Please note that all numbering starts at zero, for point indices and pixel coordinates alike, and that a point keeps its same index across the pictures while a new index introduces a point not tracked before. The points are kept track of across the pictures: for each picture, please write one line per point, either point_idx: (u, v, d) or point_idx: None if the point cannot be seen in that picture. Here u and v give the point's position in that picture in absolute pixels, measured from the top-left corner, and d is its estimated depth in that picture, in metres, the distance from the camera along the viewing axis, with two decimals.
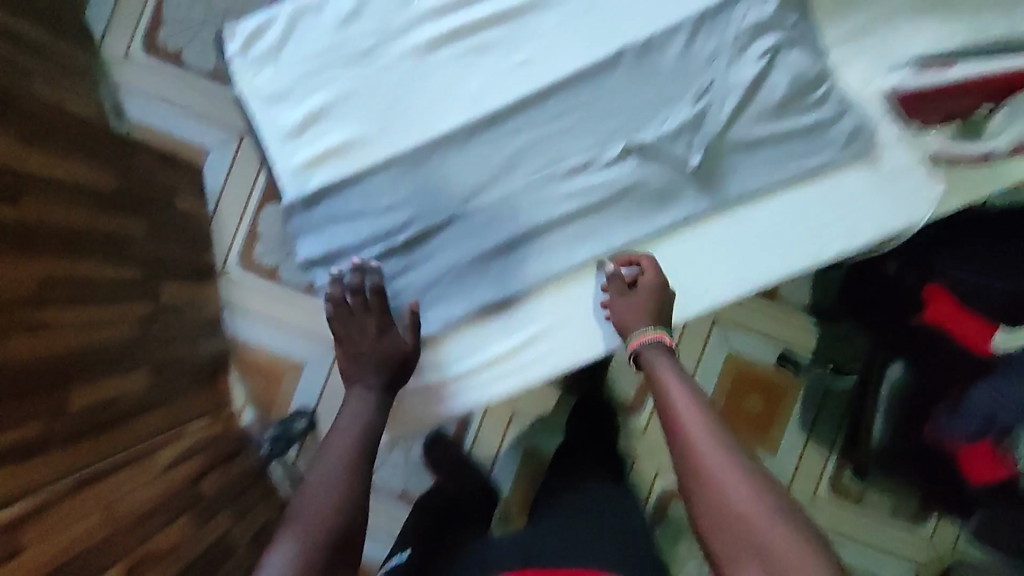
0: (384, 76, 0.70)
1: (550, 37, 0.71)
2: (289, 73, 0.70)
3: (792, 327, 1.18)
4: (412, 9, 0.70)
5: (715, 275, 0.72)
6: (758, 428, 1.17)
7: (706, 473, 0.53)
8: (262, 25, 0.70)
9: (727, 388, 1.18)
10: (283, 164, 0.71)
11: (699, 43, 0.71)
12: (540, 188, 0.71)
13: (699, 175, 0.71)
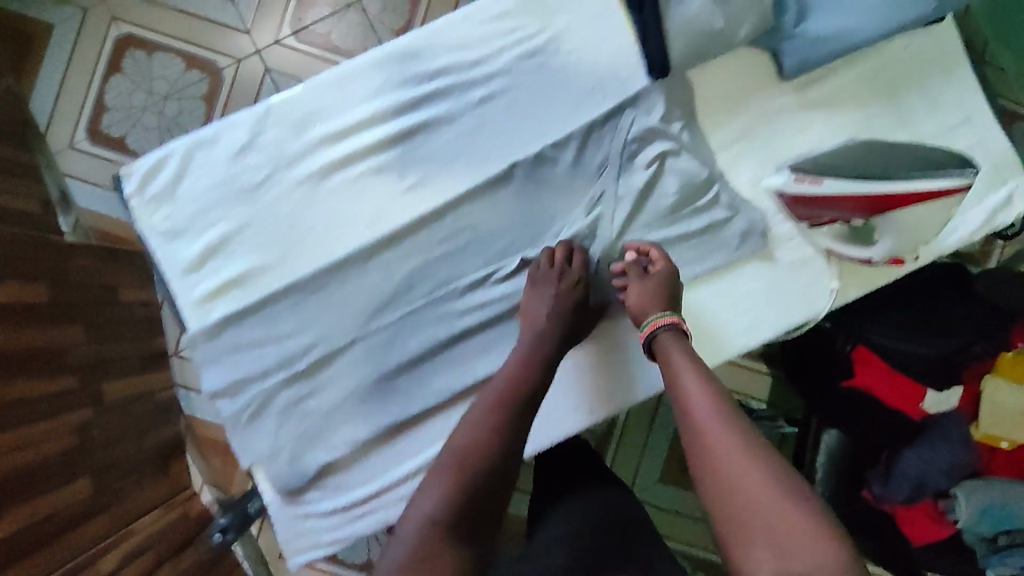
0: (281, 206, 0.72)
1: (444, 156, 0.72)
2: (187, 209, 0.71)
3: (751, 374, 1.17)
4: (305, 137, 0.71)
5: (620, 381, 0.72)
6: None
7: (716, 461, 0.48)
8: (156, 162, 0.71)
9: None
10: (185, 297, 0.72)
11: (589, 153, 0.72)
12: (441, 304, 0.73)
13: (597, 283, 0.72)
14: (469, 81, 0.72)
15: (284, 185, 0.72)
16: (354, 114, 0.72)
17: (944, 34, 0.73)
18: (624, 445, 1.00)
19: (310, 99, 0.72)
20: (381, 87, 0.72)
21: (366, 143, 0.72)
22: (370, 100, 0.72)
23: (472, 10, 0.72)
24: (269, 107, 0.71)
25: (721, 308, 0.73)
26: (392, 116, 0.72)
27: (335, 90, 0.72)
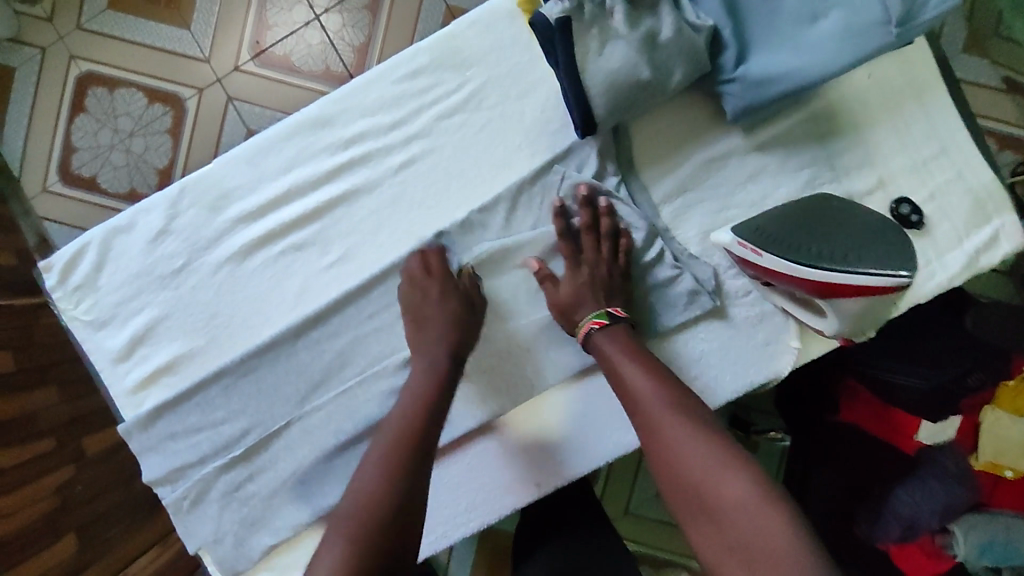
0: (203, 290, 0.69)
1: (367, 227, 0.68)
2: (111, 298, 0.69)
3: None
4: (221, 217, 0.68)
5: (583, 442, 0.68)
6: None
7: (665, 440, 0.52)
8: (75, 252, 0.69)
9: None
10: (116, 389, 0.70)
11: (520, 216, 0.67)
12: (374, 383, 0.68)
13: (535, 352, 0.67)
14: (388, 147, 0.67)
15: (204, 269, 0.68)
16: (269, 190, 0.68)
17: (909, 61, 0.65)
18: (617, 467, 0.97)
19: (223, 176, 0.68)
20: (296, 160, 0.68)
21: (283, 220, 0.68)
22: (287, 174, 0.68)
23: (386, 70, 0.68)
24: (183, 187, 0.68)
25: (673, 372, 0.67)
26: (308, 189, 0.68)
27: (249, 166, 0.68)
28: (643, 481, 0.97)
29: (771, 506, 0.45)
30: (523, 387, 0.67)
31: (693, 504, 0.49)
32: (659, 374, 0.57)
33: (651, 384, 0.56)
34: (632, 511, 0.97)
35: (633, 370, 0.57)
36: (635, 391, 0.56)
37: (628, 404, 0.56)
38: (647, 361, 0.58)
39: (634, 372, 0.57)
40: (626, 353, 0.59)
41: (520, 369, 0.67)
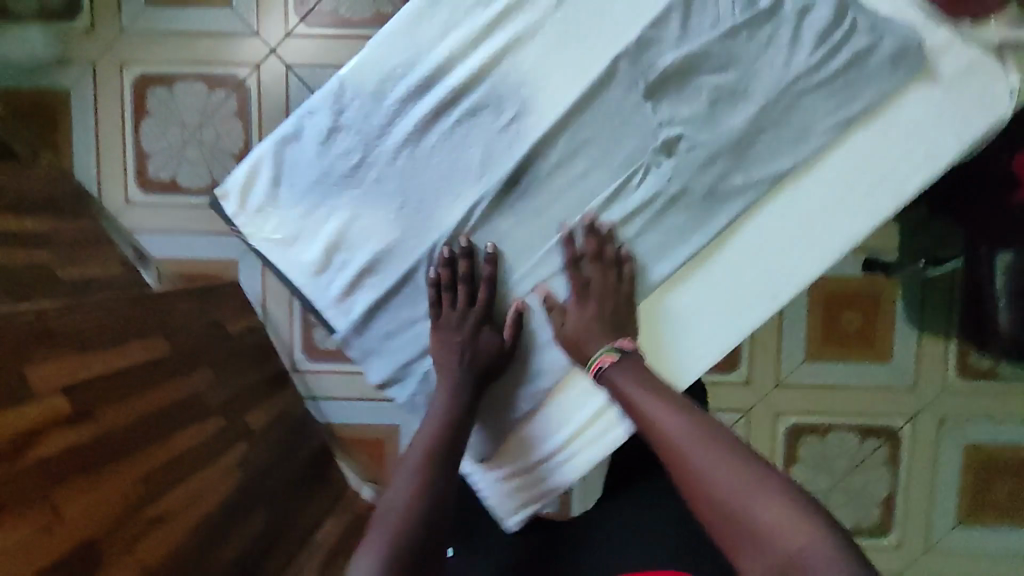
0: (386, 181, 0.67)
1: (537, 74, 0.65)
2: (295, 212, 0.68)
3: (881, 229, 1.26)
4: (388, 101, 0.66)
5: (832, 220, 0.65)
6: (864, 342, 1.29)
7: (697, 472, 0.58)
8: (251, 174, 0.68)
9: (823, 312, 1.29)
10: (322, 300, 0.70)
11: (695, 22, 0.64)
12: (577, 234, 0.67)
13: (738, 159, 0.64)
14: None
15: (383, 159, 0.66)
16: (431, 59, 0.65)
17: None
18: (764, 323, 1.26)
19: (379, 58, 0.66)
20: (450, 21, 0.65)
21: (451, 87, 0.65)
22: (444, 38, 0.65)
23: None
24: (342, 79, 0.66)
25: (799, 221, 0.65)
26: (467, 49, 0.65)
27: (405, 39, 0.65)
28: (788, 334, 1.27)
29: (806, 529, 0.52)
30: (729, 201, 0.65)
31: (726, 522, 0.55)
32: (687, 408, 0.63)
33: (668, 418, 0.62)
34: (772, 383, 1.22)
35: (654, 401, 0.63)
36: (654, 420, 0.62)
37: (650, 431, 0.63)
38: (665, 393, 0.64)
39: (654, 405, 0.63)
40: (638, 380, 0.65)
41: (730, 184, 0.65)
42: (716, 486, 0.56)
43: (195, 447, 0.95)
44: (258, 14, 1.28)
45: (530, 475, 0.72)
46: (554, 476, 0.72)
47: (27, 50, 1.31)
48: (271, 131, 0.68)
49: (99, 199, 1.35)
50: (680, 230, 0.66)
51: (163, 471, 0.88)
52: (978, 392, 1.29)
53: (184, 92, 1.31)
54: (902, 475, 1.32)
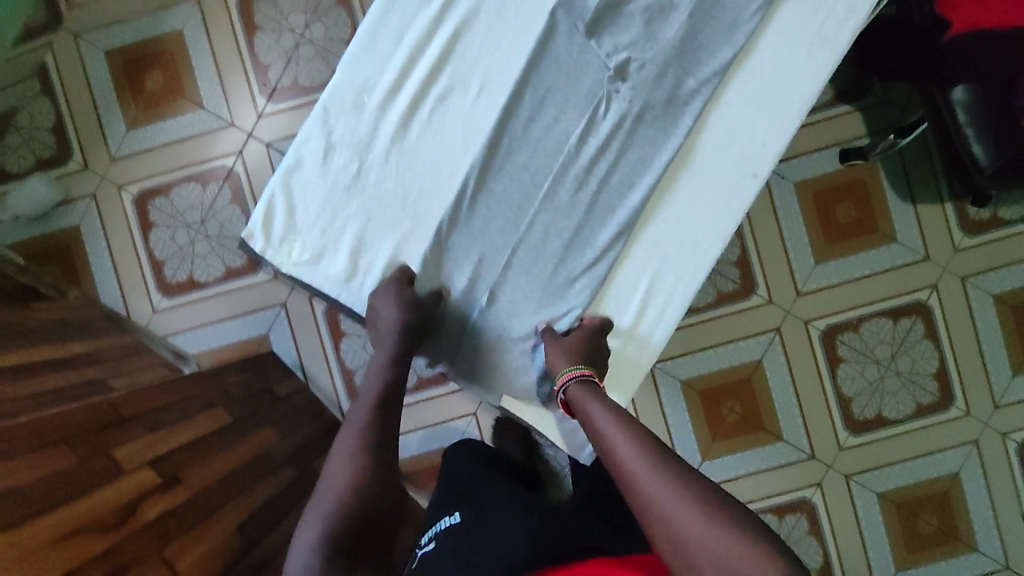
0: (386, 179, 0.77)
1: (492, 44, 0.78)
2: (315, 230, 0.78)
3: (840, 121, 1.33)
4: (368, 108, 0.77)
5: (760, 131, 0.76)
6: (867, 230, 1.34)
7: (639, 494, 0.57)
8: (268, 211, 0.78)
9: (820, 211, 1.34)
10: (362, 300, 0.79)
11: None
12: (567, 165, 0.78)
13: (680, 58, 0.76)
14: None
15: (377, 161, 0.77)
16: (400, 58, 0.77)
17: None
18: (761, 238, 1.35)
19: (352, 76, 0.77)
20: (406, 22, 0.77)
21: (425, 75, 0.77)
22: (404, 39, 0.77)
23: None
24: (324, 105, 0.77)
25: (735, 140, 0.77)
26: (428, 45, 0.77)
27: (371, 50, 0.77)
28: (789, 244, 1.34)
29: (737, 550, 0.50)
30: (684, 103, 0.77)
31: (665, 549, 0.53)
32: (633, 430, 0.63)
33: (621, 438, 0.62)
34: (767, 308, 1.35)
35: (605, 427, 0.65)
36: (609, 442, 0.63)
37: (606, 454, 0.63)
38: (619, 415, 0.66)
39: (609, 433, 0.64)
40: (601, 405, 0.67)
41: (683, 87, 0.76)
42: (655, 504, 0.55)
43: (273, 498, 0.99)
44: (229, 106, 1.40)
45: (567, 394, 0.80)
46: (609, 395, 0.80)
47: (29, 202, 1.39)
48: (275, 168, 0.78)
49: (128, 316, 1.42)
50: (653, 137, 0.77)
51: (253, 523, 0.92)
52: (988, 242, 1.33)
53: (182, 196, 1.42)
54: (946, 344, 1.34)
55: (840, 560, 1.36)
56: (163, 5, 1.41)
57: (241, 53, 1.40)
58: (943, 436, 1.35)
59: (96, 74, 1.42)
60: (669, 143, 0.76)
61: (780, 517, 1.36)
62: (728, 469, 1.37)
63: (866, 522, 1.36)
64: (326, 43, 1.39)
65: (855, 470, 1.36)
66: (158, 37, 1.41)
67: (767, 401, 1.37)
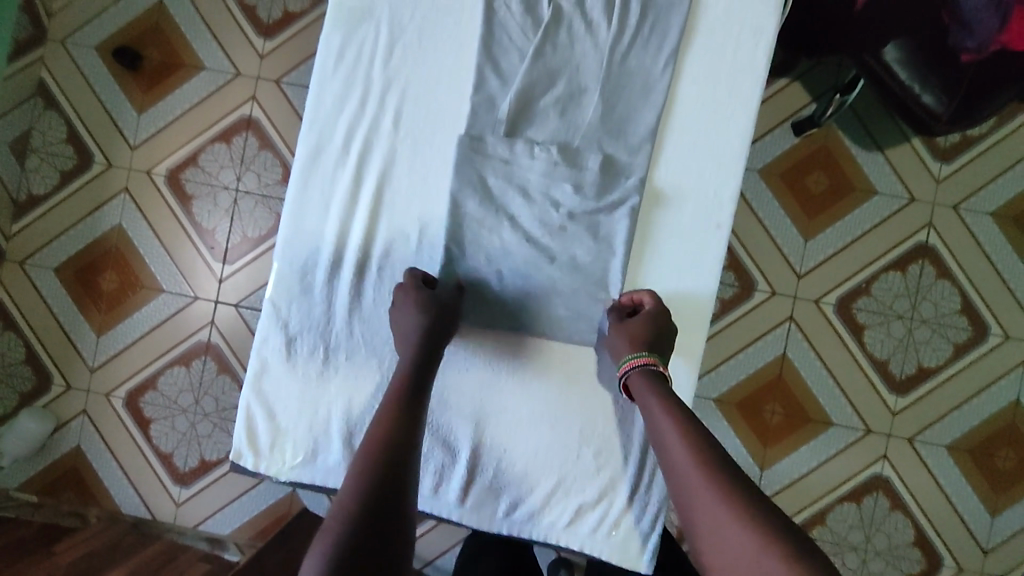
0: (355, 353, 0.81)
1: (417, 182, 0.83)
2: (300, 428, 0.81)
3: (781, 96, 1.30)
4: (317, 286, 0.81)
5: (709, 182, 0.84)
6: (841, 191, 1.31)
7: (678, 477, 0.65)
8: (249, 425, 0.81)
9: (794, 188, 1.31)
10: None
11: (510, 78, 0.84)
12: (535, 250, 0.83)
13: (597, 143, 0.84)
14: (374, 120, 0.83)
15: (342, 337, 0.81)
16: (333, 223, 0.82)
17: None
18: (746, 233, 1.32)
19: (294, 257, 0.82)
20: (326, 194, 0.82)
21: (364, 230, 0.82)
22: (330, 209, 0.82)
23: (322, 80, 0.83)
24: (272, 300, 0.81)
25: (690, 202, 0.84)
26: (357, 208, 0.82)
27: (302, 230, 0.82)
28: (776, 230, 1.31)
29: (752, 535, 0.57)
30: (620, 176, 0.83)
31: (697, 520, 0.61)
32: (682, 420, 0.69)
33: (674, 436, 0.68)
34: (776, 295, 1.32)
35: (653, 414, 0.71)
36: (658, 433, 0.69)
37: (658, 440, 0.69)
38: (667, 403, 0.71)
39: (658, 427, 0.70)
40: (655, 388, 0.73)
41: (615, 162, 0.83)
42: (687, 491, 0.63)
43: None
44: (188, 280, 1.39)
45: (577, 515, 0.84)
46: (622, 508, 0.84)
47: (24, 442, 1.36)
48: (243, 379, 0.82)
49: (153, 518, 1.39)
50: (601, 215, 0.83)
51: None
52: (967, 163, 1.30)
53: (169, 383, 1.39)
54: (962, 276, 1.30)
55: (934, 525, 1.30)
56: (96, 206, 1.40)
57: (184, 227, 1.39)
58: (993, 367, 1.30)
59: (52, 293, 1.40)
60: (620, 208, 0.83)
61: (859, 503, 1.31)
62: (790, 470, 1.31)
63: (946, 479, 1.31)
64: (262, 190, 1.38)
65: (917, 431, 1.31)
66: (100, 238, 1.40)
67: (806, 390, 1.32)
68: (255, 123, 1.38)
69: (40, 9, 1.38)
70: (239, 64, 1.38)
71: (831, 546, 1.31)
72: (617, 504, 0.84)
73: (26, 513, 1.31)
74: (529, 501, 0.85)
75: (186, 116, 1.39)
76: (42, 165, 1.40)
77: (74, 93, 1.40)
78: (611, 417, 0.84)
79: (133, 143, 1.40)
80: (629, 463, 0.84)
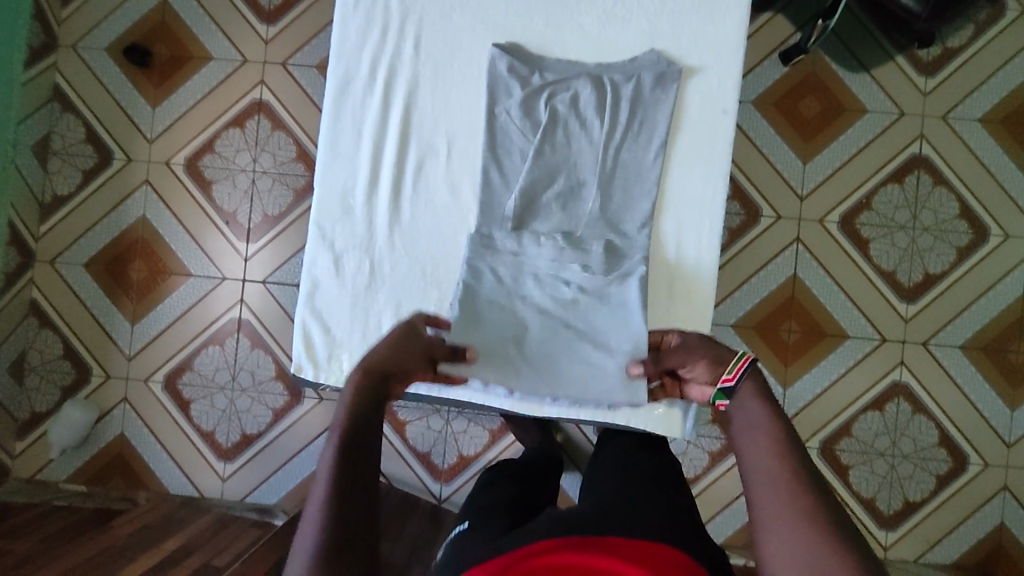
0: (398, 266, 0.87)
1: (441, 103, 0.88)
2: (354, 344, 0.86)
3: (766, 29, 1.37)
4: (357, 208, 0.87)
5: (712, 74, 0.88)
6: (832, 112, 1.36)
7: (755, 486, 0.62)
8: (307, 340, 0.85)
9: (788, 113, 1.37)
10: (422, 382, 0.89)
11: (516, 6, 0.89)
12: (550, 320, 0.86)
13: (601, 58, 0.89)
14: (391, 58, 0.88)
15: (385, 252, 0.87)
16: (366, 150, 0.88)
17: None
18: (745, 161, 1.37)
19: (331, 191, 0.88)
20: (355, 130, 0.88)
21: (397, 152, 0.88)
22: (363, 134, 0.88)
23: (344, 18, 0.88)
24: (317, 224, 0.87)
25: (696, 92, 0.88)
26: (385, 139, 0.88)
27: (338, 157, 0.88)
28: (774, 156, 1.37)
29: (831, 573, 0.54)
30: (625, 74, 0.88)
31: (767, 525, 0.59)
32: (807, 505, 0.59)
33: (763, 448, 0.64)
34: (781, 214, 1.37)
35: (766, 489, 0.61)
36: (747, 441, 0.66)
37: (746, 445, 0.65)
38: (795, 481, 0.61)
39: (780, 509, 0.59)
40: (757, 397, 0.69)
41: (620, 63, 0.89)
42: (764, 506, 0.60)
43: None
44: (215, 261, 1.44)
45: None
46: None
47: (71, 431, 1.40)
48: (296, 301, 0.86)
49: (202, 495, 1.43)
50: (612, 287, 0.86)
51: None
52: (950, 74, 1.35)
53: (205, 362, 1.44)
54: (957, 182, 1.35)
55: (956, 424, 1.35)
56: (120, 200, 1.45)
57: (206, 212, 1.44)
58: (997, 265, 1.35)
59: (84, 288, 1.45)
60: (628, 109, 0.89)
61: (882, 410, 1.35)
62: (813, 385, 1.36)
63: (964, 379, 1.35)
64: (278, 168, 1.43)
65: (931, 335, 1.35)
66: (126, 230, 1.45)
67: (819, 306, 1.37)
68: (265, 105, 1.43)
69: (49, 17, 1.43)
70: (246, 51, 1.44)
71: (859, 455, 1.35)
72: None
73: (78, 500, 1.35)
74: None
75: (199, 106, 1.45)
76: (65, 167, 1.46)
77: (90, 95, 1.46)
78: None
79: (150, 136, 1.45)
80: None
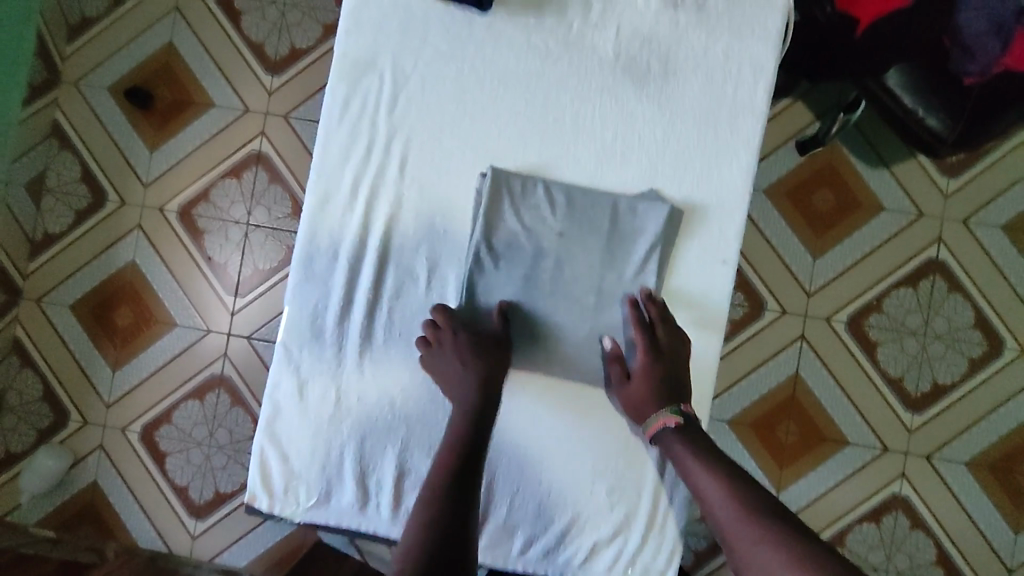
0: (367, 395, 0.86)
1: (423, 231, 0.87)
2: (313, 474, 0.86)
3: (785, 116, 1.30)
4: (327, 330, 0.86)
5: (715, 215, 0.87)
6: (847, 209, 1.31)
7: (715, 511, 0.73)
8: (263, 467, 0.86)
9: (803, 204, 1.31)
10: (382, 524, 0.86)
11: (511, 122, 0.87)
12: (523, 459, 0.87)
13: (595, 184, 0.87)
14: (377, 171, 0.86)
15: (353, 380, 0.86)
16: (339, 275, 0.86)
17: None
18: (754, 254, 1.31)
19: (303, 305, 0.86)
20: (333, 242, 0.86)
21: (372, 270, 0.86)
22: (339, 251, 0.86)
23: (330, 127, 0.87)
24: (284, 344, 0.86)
25: (704, 238, 0.86)
26: (362, 258, 0.86)
27: (311, 274, 0.86)
28: (785, 249, 1.31)
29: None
30: (621, 205, 0.85)
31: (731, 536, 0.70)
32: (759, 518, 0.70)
33: (707, 480, 0.76)
34: (788, 308, 1.31)
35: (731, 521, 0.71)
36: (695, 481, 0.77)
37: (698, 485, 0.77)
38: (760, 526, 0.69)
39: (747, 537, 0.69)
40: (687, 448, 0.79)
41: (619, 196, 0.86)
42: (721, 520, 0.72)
43: None
44: (201, 313, 1.41)
45: (593, 549, 0.87)
46: (638, 539, 0.87)
47: (44, 477, 1.38)
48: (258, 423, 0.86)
49: (170, 552, 1.39)
50: (586, 438, 0.87)
51: None
52: (973, 178, 1.29)
53: (184, 415, 1.41)
54: (974, 291, 1.29)
55: (957, 544, 1.28)
56: (110, 243, 1.42)
57: (196, 262, 1.41)
58: (1009, 382, 1.29)
59: (69, 331, 1.42)
60: (626, 241, 0.86)
61: (879, 523, 1.29)
62: (809, 490, 1.29)
63: (968, 498, 1.29)
64: (273, 223, 1.40)
65: (935, 448, 1.29)
66: (114, 274, 1.42)
67: (820, 409, 1.31)
68: (264, 157, 1.40)
69: (53, 54, 1.41)
70: (247, 100, 1.41)
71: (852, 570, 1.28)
72: (632, 540, 0.87)
73: (45, 548, 1.31)
74: (546, 538, 0.88)
75: (197, 152, 1.41)
76: (57, 205, 1.43)
77: (89, 133, 1.43)
78: (622, 452, 0.87)
79: (146, 180, 1.42)
80: (641, 500, 0.87)
